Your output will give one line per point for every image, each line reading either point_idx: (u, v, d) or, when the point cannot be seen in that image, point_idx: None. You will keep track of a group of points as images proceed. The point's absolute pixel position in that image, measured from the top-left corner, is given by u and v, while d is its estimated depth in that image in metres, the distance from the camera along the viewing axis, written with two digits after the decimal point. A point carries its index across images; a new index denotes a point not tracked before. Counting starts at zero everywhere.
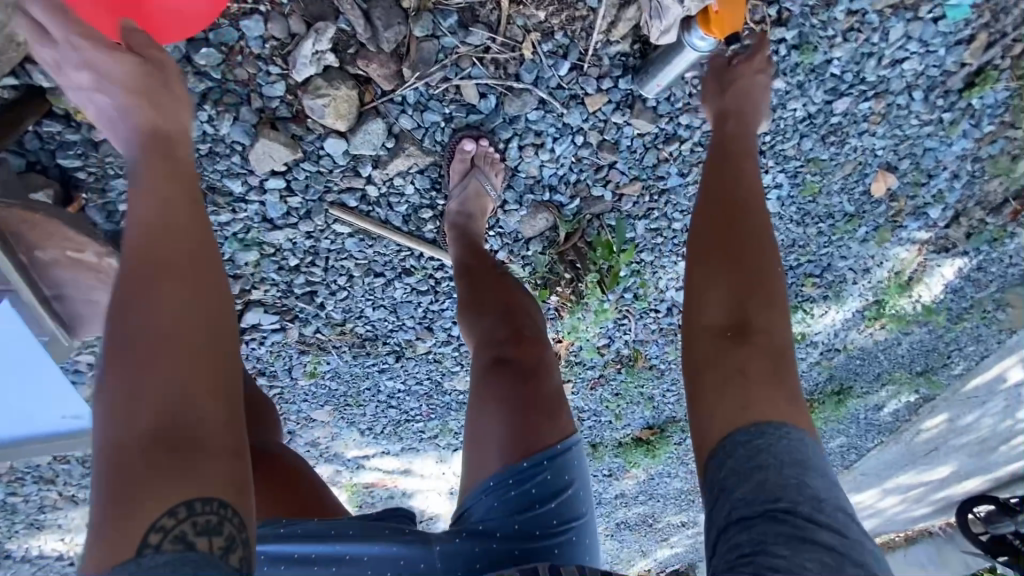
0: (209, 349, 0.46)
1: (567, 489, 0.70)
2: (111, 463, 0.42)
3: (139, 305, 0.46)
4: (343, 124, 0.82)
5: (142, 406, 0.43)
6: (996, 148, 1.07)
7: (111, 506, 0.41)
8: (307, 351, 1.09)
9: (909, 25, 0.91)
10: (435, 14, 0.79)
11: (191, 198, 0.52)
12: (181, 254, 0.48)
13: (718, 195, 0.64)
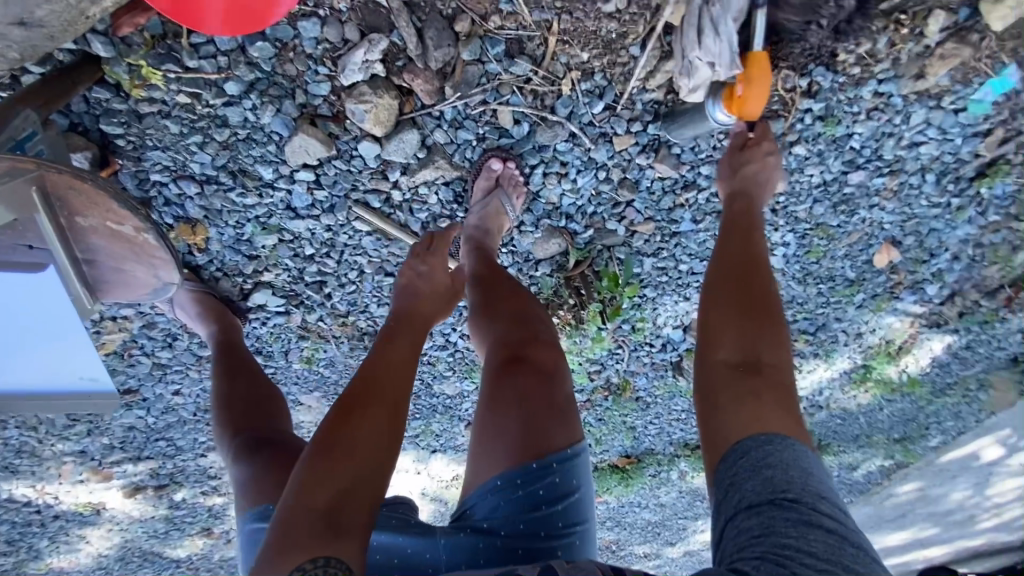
0: (381, 457, 0.63)
1: (574, 492, 0.72)
2: (296, 511, 0.58)
3: (358, 405, 0.64)
4: (380, 130, 0.85)
5: (331, 480, 0.60)
6: (998, 238, 1.09)
7: (284, 539, 0.56)
8: (307, 338, 1.11)
9: (931, 112, 0.93)
10: (485, 41, 0.81)
11: (410, 341, 0.72)
12: (392, 381, 0.67)
13: (729, 256, 0.72)
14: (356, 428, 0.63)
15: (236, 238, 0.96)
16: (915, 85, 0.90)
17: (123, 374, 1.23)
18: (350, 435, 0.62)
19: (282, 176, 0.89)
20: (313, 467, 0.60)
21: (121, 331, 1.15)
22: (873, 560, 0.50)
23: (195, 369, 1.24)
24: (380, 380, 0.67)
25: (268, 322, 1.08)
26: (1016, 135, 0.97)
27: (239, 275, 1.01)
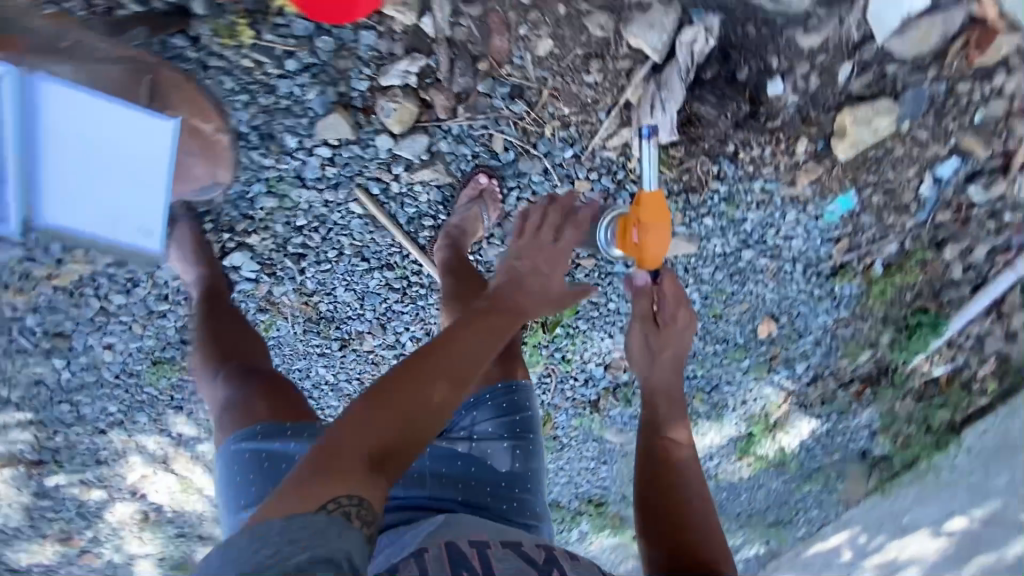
0: (424, 431, 0.72)
1: (529, 410, 1.00)
2: (347, 443, 0.67)
3: (425, 376, 0.74)
4: (399, 128, 1.06)
5: (382, 431, 0.69)
6: (849, 332, 1.39)
7: (328, 466, 0.65)
8: (266, 311, 1.19)
9: (800, 213, 1.25)
10: (496, 81, 1.06)
11: (477, 340, 0.81)
12: (455, 369, 0.76)
13: (653, 461, 1.00)
14: (421, 383, 0.73)
15: (239, 194, 1.08)
16: (789, 189, 1.23)
17: (72, 314, 1.25)
18: (416, 388, 0.72)
19: (304, 147, 1.06)
20: (378, 402, 0.70)
21: (87, 263, 1.21)
22: None
23: (141, 322, 1.28)
24: (456, 355, 0.77)
25: (236, 287, 1.16)
26: (857, 247, 1.30)
27: (226, 231, 1.11)
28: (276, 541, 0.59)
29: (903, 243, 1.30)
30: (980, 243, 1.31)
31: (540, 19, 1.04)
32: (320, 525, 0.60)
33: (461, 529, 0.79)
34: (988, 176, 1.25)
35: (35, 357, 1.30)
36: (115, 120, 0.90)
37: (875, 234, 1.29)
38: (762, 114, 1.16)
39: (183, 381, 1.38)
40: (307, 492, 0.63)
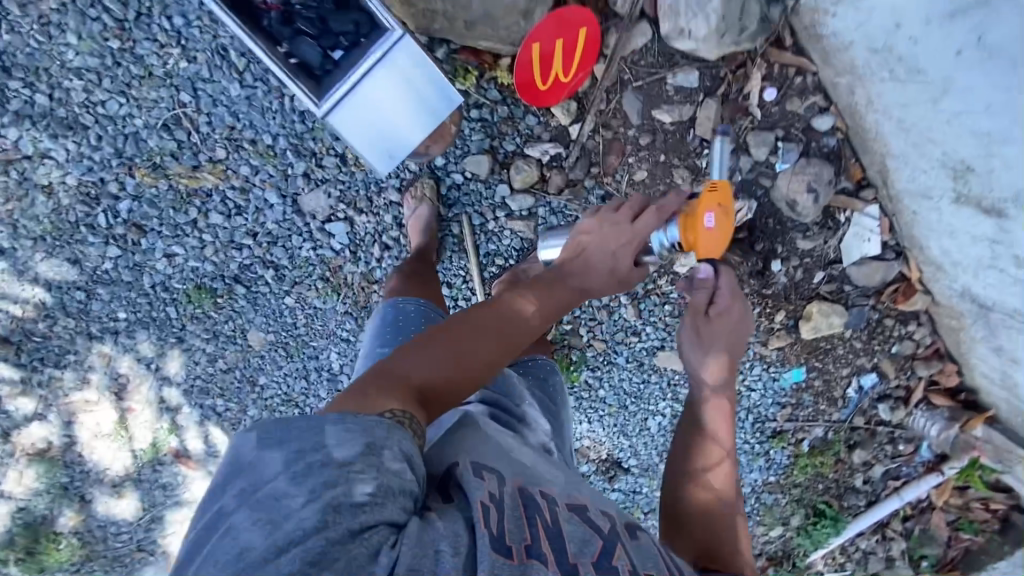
0: (472, 374, 0.81)
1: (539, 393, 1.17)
2: (402, 366, 0.78)
3: (478, 329, 0.84)
4: (519, 185, 1.31)
5: (433, 364, 0.79)
6: (770, 496, 1.84)
7: (383, 380, 0.75)
8: (339, 284, 1.44)
9: (762, 369, 1.59)
10: (598, 185, 1.31)
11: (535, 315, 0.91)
12: (510, 331, 0.86)
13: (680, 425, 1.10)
14: (465, 333, 0.83)
15: (374, 180, 1.31)
16: (761, 347, 1.54)
17: (164, 215, 1.34)
18: (462, 336, 0.82)
19: (442, 169, 1.31)
20: (429, 346, 0.80)
21: (195, 184, 1.30)
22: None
23: (215, 247, 1.38)
24: (508, 313, 0.88)
25: (328, 248, 1.39)
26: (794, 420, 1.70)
27: (344, 203, 1.33)
28: (336, 430, 0.65)
29: (823, 431, 1.73)
30: (867, 451, 1.75)
31: (644, 153, 1.27)
32: (371, 422, 0.67)
33: (507, 460, 0.83)
34: (893, 402, 1.69)
35: (96, 238, 1.36)
36: (430, 80, 1.00)
37: (807, 412, 1.69)
38: (775, 284, 1.41)
39: (203, 316, 1.47)
40: (360, 398, 0.72)
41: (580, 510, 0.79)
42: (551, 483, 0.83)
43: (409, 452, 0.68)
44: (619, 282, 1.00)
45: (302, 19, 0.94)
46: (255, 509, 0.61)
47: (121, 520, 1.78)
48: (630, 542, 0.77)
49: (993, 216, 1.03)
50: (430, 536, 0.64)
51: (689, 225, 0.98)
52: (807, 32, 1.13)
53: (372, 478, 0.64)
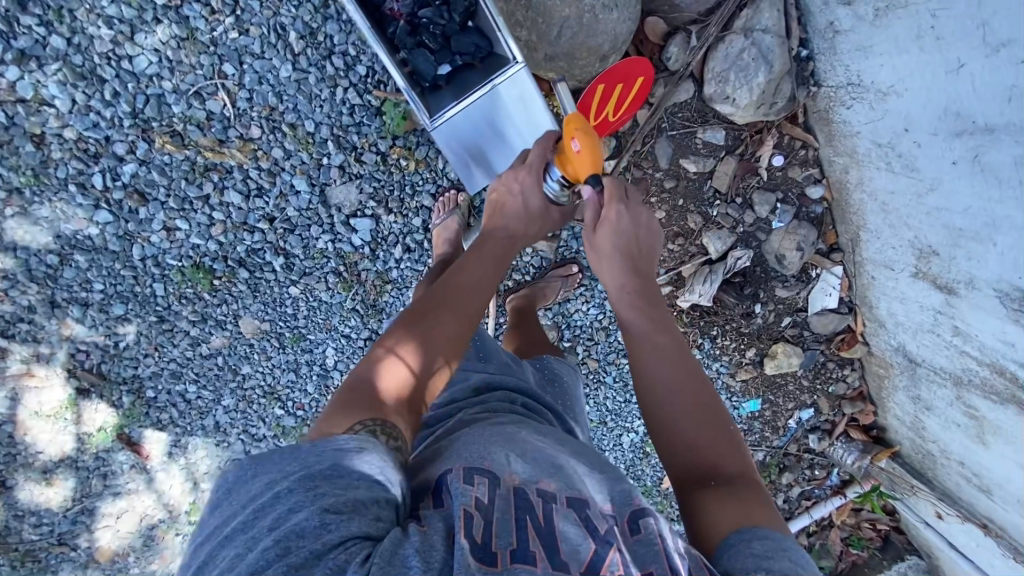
0: (439, 360, 0.82)
1: (565, 391, 1.08)
2: (363, 380, 0.78)
3: (429, 318, 0.84)
4: None
5: (392, 366, 0.79)
6: None
7: (351, 398, 0.75)
8: (349, 279, 1.40)
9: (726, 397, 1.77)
10: None
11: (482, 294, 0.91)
12: (462, 315, 0.87)
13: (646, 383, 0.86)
14: (418, 322, 0.83)
15: (410, 182, 1.31)
16: (729, 378, 1.70)
17: (172, 185, 1.24)
18: (415, 326, 0.83)
19: None
20: (384, 345, 0.81)
21: (217, 157, 1.22)
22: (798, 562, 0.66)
23: (225, 227, 1.30)
24: (459, 289, 0.89)
25: (346, 243, 1.36)
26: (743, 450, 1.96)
27: (374, 201, 1.31)
28: (306, 456, 0.65)
29: (766, 454, 1.95)
30: (792, 473, 1.99)
31: (666, 196, 1.40)
32: (338, 443, 0.67)
33: (509, 449, 0.78)
34: (819, 432, 1.92)
35: (85, 199, 1.23)
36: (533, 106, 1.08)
37: (755, 437, 1.92)
38: (751, 324, 1.58)
39: (194, 297, 1.37)
40: (334, 423, 0.72)
41: (583, 507, 0.71)
42: (556, 473, 0.75)
43: (379, 463, 0.68)
44: (539, 219, 1.03)
45: (426, 34, 1.08)
46: (224, 544, 0.61)
47: (44, 510, 1.56)
48: (630, 543, 0.70)
49: (945, 291, 1.24)
50: (403, 549, 0.62)
51: (567, 161, 0.97)
52: (818, 115, 1.31)
53: (338, 498, 0.63)
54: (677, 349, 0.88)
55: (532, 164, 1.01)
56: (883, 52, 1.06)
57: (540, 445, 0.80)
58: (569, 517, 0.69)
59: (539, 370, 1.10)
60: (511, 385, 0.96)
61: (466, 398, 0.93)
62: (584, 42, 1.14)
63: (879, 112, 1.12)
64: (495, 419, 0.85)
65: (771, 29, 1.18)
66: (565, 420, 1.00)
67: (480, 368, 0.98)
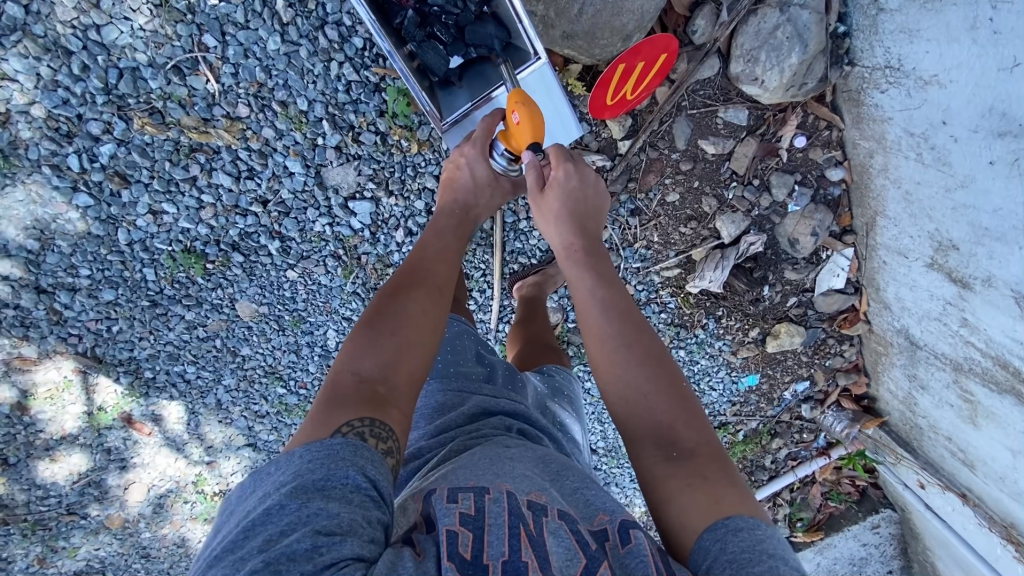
0: (422, 346, 0.80)
1: (560, 407, 1.05)
2: (343, 374, 0.73)
3: (404, 301, 0.82)
4: None
5: (373, 356, 0.75)
6: None
7: (332, 396, 0.70)
8: (347, 261, 1.34)
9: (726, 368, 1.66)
10: (628, 198, 1.37)
11: (444, 275, 0.90)
12: (429, 294, 0.85)
13: (597, 359, 0.84)
14: (395, 307, 0.81)
15: (412, 164, 1.23)
16: (730, 356, 1.62)
17: (156, 166, 1.18)
18: (391, 312, 0.80)
19: None
20: (363, 333, 0.77)
21: (203, 136, 1.16)
22: (778, 552, 0.63)
23: (215, 210, 1.23)
24: (420, 269, 0.89)
25: (343, 223, 1.28)
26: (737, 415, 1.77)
27: (374, 182, 1.24)
28: (299, 466, 0.62)
29: (757, 423, 1.79)
30: (782, 439, 1.82)
31: (681, 178, 1.35)
32: (333, 448, 0.64)
33: (498, 468, 0.74)
34: (811, 402, 1.75)
35: (61, 181, 1.16)
36: (553, 101, 1.08)
37: (749, 409, 1.76)
38: (757, 305, 1.52)
39: (187, 281, 1.32)
40: (318, 428, 0.66)
41: (572, 520, 0.67)
42: (547, 488, 0.71)
43: (374, 477, 0.64)
44: (489, 189, 1.02)
45: (438, 25, 0.98)
46: (213, 565, 0.57)
47: (51, 484, 1.50)
48: (620, 558, 0.64)
49: (958, 285, 1.18)
50: (398, 573, 0.58)
51: (509, 135, 0.97)
52: (848, 95, 1.24)
53: (331, 514, 0.58)
54: (627, 318, 0.84)
55: (478, 139, 1.00)
56: (931, 38, 1.00)
57: (530, 464, 0.76)
58: (558, 531, 0.64)
59: (539, 389, 1.07)
60: (507, 411, 0.91)
61: (461, 425, 0.88)
62: (607, 22, 1.09)
63: (917, 100, 1.07)
64: (487, 443, 0.81)
65: (809, 5, 1.13)
66: (560, 436, 0.97)
67: (478, 391, 0.95)
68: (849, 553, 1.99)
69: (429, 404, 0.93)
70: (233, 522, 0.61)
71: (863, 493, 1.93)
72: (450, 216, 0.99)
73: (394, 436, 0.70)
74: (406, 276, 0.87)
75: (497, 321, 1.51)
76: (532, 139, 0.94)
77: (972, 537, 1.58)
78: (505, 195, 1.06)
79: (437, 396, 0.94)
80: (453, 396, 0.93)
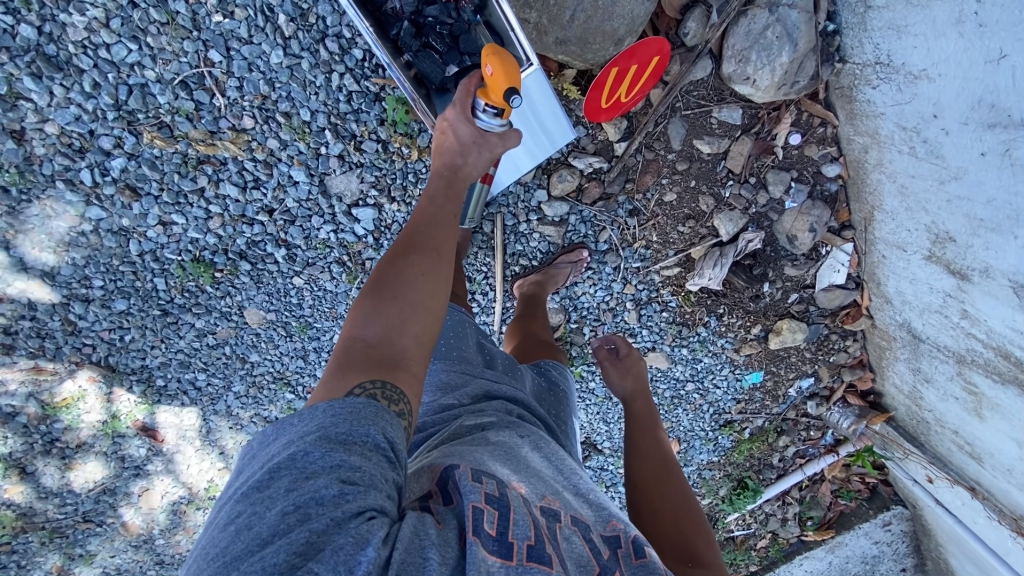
0: (432, 310, 0.77)
1: (558, 393, 1.09)
2: (348, 342, 0.72)
3: (410, 265, 0.78)
4: (556, 190, 1.36)
5: (381, 321, 0.73)
6: None
7: (341, 361, 0.69)
8: (351, 266, 1.36)
9: (730, 368, 1.65)
10: (624, 199, 1.39)
11: (446, 238, 0.85)
12: (433, 257, 0.81)
13: (633, 448, 1.06)
14: (395, 273, 0.77)
15: (413, 170, 1.26)
16: (733, 353, 1.62)
17: (164, 179, 1.21)
18: (393, 278, 0.77)
19: None
20: (366, 301, 0.75)
21: (210, 146, 1.20)
22: None
23: (223, 220, 1.27)
24: (419, 234, 0.83)
25: (346, 229, 1.31)
26: (722, 447, 1.83)
27: (377, 189, 1.27)
28: (323, 419, 0.62)
29: (763, 420, 1.78)
30: (789, 437, 1.81)
31: (678, 177, 1.38)
32: (356, 406, 0.63)
33: (514, 462, 0.75)
34: (817, 398, 1.74)
35: (74, 196, 1.20)
36: (545, 100, 1.11)
37: (754, 406, 1.75)
38: (758, 302, 1.52)
39: (196, 290, 1.35)
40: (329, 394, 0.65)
41: (586, 529, 0.71)
42: (554, 491, 0.74)
43: (393, 439, 0.64)
44: (477, 148, 0.95)
45: (433, 35, 1.03)
46: (239, 501, 0.57)
47: (66, 491, 1.52)
48: (633, 566, 0.69)
49: (957, 277, 1.19)
50: (422, 539, 0.58)
51: (489, 89, 0.94)
52: (841, 92, 1.26)
53: (354, 466, 0.59)
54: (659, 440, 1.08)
55: (458, 102, 0.96)
56: (919, 33, 1.02)
57: (540, 466, 0.78)
58: (572, 537, 0.69)
59: (538, 381, 1.08)
60: (508, 396, 0.93)
61: (463, 404, 0.89)
62: (599, 27, 1.12)
63: (907, 95, 1.09)
64: (493, 428, 0.83)
65: (798, 4, 1.16)
66: (557, 428, 0.98)
67: (481, 374, 0.95)
68: (860, 550, 1.97)
69: (433, 382, 0.94)
70: (255, 465, 0.61)
71: (874, 489, 1.91)
72: (440, 178, 0.92)
73: (406, 399, 0.69)
74: (404, 243, 0.81)
75: (500, 322, 1.53)
76: (508, 84, 0.91)
77: (984, 532, 1.56)
78: (493, 154, 0.98)
79: (440, 375, 0.95)
80: (457, 377, 0.94)
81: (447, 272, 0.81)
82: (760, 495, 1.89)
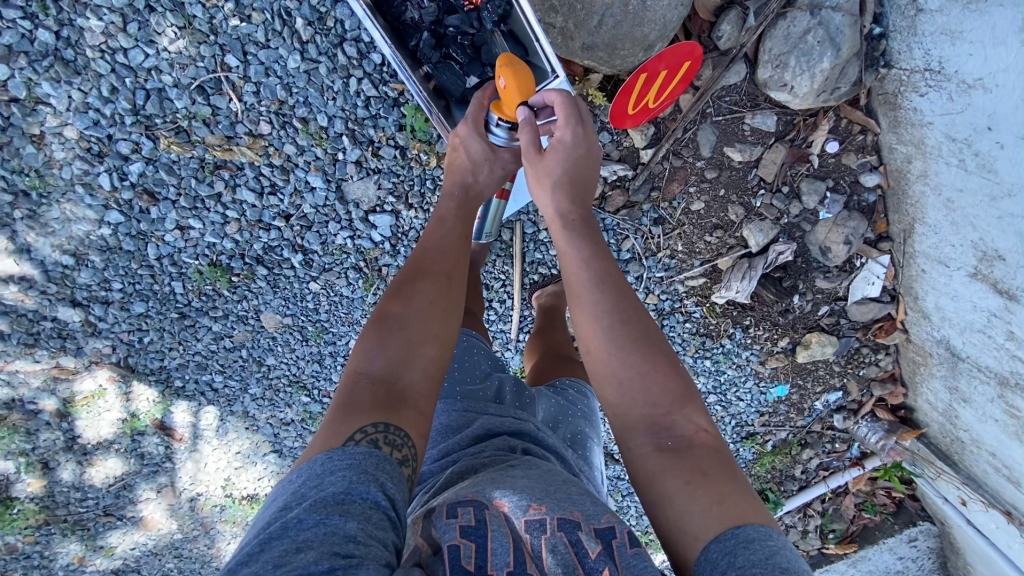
0: (440, 342, 0.75)
1: (578, 413, 1.03)
2: (351, 378, 0.70)
3: (416, 296, 0.76)
4: None
5: (385, 356, 0.71)
6: None
7: (343, 399, 0.68)
8: (367, 273, 1.34)
9: (755, 380, 1.59)
10: (648, 208, 1.34)
11: (455, 266, 0.83)
12: (440, 286, 0.79)
13: None
14: (401, 305, 0.75)
15: (432, 177, 1.23)
16: (758, 366, 1.56)
17: (182, 183, 1.20)
18: (399, 309, 0.75)
19: None
20: (371, 334, 0.73)
21: (228, 151, 1.18)
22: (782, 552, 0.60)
23: (240, 225, 1.26)
24: (426, 262, 0.81)
25: (363, 235, 1.29)
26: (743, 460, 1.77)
27: (394, 196, 1.25)
28: (322, 479, 0.59)
29: (787, 433, 1.72)
30: (813, 450, 1.74)
31: (707, 186, 1.32)
32: (357, 457, 0.62)
33: (501, 479, 0.71)
34: (844, 411, 1.67)
35: (94, 200, 1.20)
36: None
37: (778, 419, 1.69)
38: (787, 315, 1.46)
39: (214, 294, 1.34)
40: (329, 438, 0.63)
41: (573, 529, 0.64)
42: (539, 496, 0.68)
43: (392, 495, 0.60)
44: (487, 165, 0.93)
45: (454, 45, 1.00)
46: None
47: (88, 486, 1.55)
48: (629, 556, 0.63)
49: (1004, 296, 1.11)
50: None
51: (501, 103, 0.91)
52: (884, 98, 1.18)
53: (349, 536, 0.54)
54: (619, 288, 0.80)
55: (470, 117, 0.92)
56: (976, 40, 0.96)
57: (532, 476, 0.72)
58: (558, 546, 0.63)
59: (551, 405, 1.02)
60: (512, 431, 0.88)
61: (463, 448, 0.85)
62: (628, 33, 1.07)
63: (959, 104, 1.02)
64: (489, 467, 0.78)
65: (842, 6, 1.09)
66: (560, 453, 0.89)
67: (486, 411, 0.91)
68: (884, 565, 1.91)
69: (437, 425, 0.90)
70: (247, 538, 0.57)
71: (900, 504, 1.83)
72: (452, 199, 0.91)
73: (410, 443, 0.66)
74: (411, 272, 0.80)
75: (518, 330, 1.50)
76: (520, 98, 0.87)
77: (1018, 557, 1.51)
78: (505, 170, 0.96)
79: (444, 417, 0.91)
80: (459, 418, 0.90)
81: (456, 303, 0.79)
82: (780, 508, 1.82)
